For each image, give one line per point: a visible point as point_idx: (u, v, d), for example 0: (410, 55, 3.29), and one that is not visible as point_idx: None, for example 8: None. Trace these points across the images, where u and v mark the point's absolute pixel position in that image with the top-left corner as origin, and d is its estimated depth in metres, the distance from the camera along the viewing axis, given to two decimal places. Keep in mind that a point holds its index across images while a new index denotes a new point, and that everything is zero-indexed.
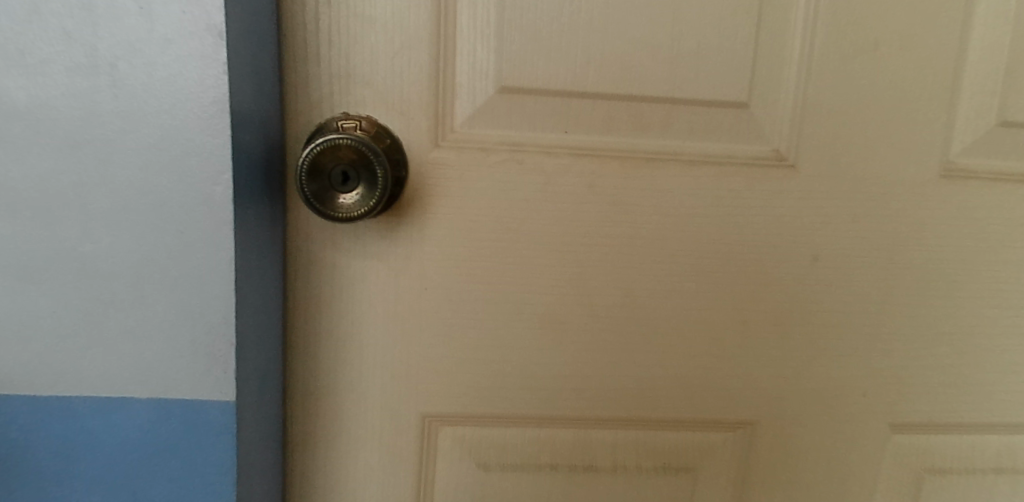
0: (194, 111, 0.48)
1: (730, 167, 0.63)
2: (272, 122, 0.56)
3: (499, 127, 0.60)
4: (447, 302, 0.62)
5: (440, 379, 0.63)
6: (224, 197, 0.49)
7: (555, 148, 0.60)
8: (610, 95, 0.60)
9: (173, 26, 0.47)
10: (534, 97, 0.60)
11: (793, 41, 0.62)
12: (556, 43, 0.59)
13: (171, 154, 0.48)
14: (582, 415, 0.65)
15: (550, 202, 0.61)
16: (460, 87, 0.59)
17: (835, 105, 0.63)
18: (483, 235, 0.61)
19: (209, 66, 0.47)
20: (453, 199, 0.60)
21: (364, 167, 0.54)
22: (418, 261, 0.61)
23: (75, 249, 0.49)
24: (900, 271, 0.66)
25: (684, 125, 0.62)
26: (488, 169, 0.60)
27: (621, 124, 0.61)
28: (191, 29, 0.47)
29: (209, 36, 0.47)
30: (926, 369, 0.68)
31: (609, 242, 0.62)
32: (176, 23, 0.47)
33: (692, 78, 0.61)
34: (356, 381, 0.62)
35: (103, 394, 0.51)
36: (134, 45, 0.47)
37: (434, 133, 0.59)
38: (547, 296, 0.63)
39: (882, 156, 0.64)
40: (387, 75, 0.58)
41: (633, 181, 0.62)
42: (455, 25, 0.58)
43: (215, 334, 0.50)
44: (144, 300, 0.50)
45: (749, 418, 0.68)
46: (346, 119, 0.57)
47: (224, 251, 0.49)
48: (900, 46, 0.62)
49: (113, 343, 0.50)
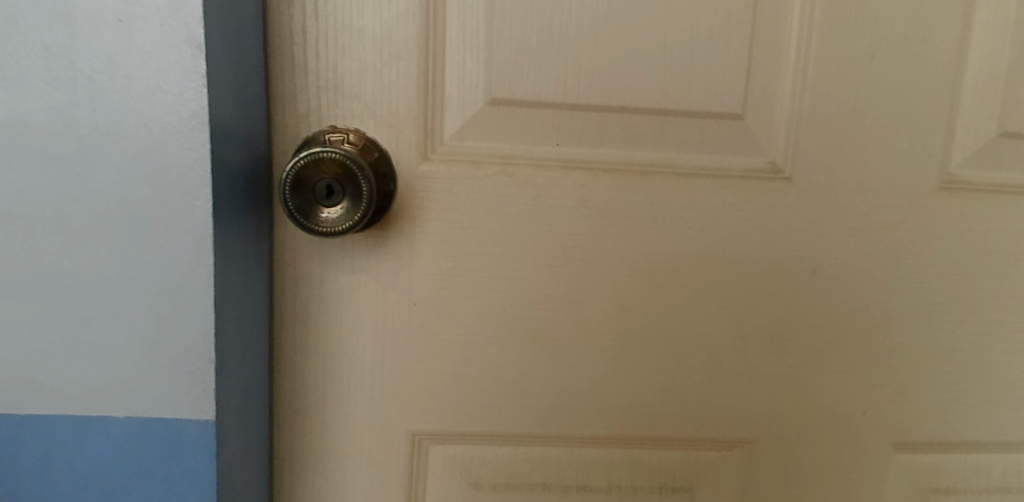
0: (174, 125, 0.47)
1: (725, 179, 0.61)
2: (258, 135, 0.55)
3: (489, 140, 0.59)
4: (437, 317, 0.61)
5: (430, 397, 0.62)
6: (204, 211, 0.48)
7: (546, 161, 0.59)
8: (602, 106, 0.59)
9: (152, 38, 0.47)
10: (524, 109, 0.59)
11: (789, 51, 0.61)
12: (547, 55, 0.58)
13: (150, 168, 0.48)
14: (575, 433, 0.64)
15: (542, 216, 0.60)
16: (450, 99, 0.58)
17: (832, 116, 0.61)
18: (473, 249, 0.60)
19: (188, 78, 0.47)
20: (443, 213, 0.59)
21: (349, 181, 0.54)
22: (408, 276, 0.60)
23: (52, 265, 0.48)
24: (901, 285, 0.64)
25: (678, 137, 0.61)
26: (478, 182, 0.59)
27: (614, 136, 0.60)
28: (171, 40, 0.47)
29: (188, 48, 0.47)
30: (928, 385, 0.66)
31: (602, 257, 0.61)
32: (155, 35, 0.47)
33: (686, 89, 0.60)
34: (344, 398, 0.61)
35: (81, 412, 0.50)
36: (112, 57, 0.47)
37: (423, 146, 0.58)
38: (539, 312, 0.62)
39: (881, 169, 0.63)
40: (376, 87, 0.57)
41: (626, 194, 0.61)
42: (444, 37, 0.57)
43: (195, 352, 0.49)
44: (123, 316, 0.49)
45: (747, 436, 0.66)
46: (334, 132, 0.56)
47: (204, 267, 0.49)
48: (898, 55, 0.61)
49: (90, 361, 0.50)
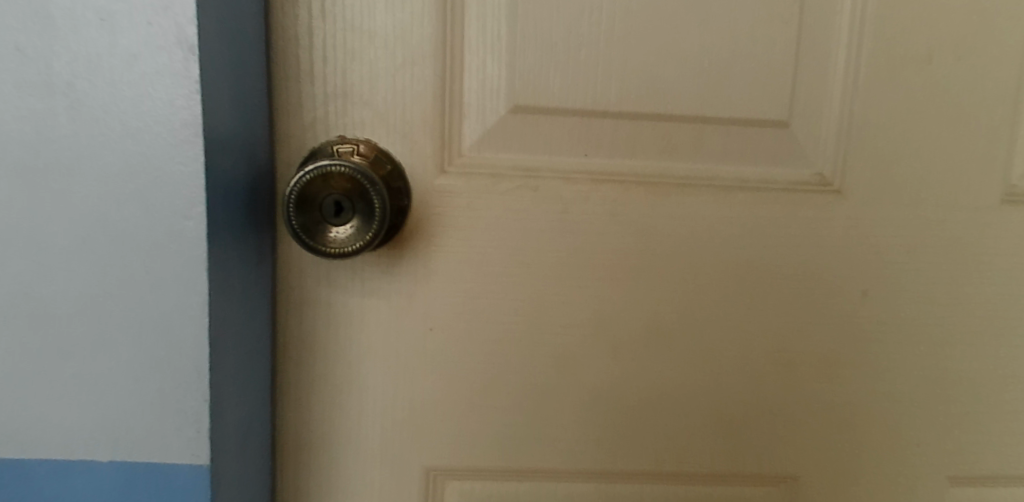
0: (163, 136, 0.43)
1: (769, 192, 0.56)
2: (260, 146, 0.51)
3: (512, 151, 0.54)
4: (454, 344, 0.56)
5: (448, 430, 0.57)
6: (197, 233, 0.43)
7: (574, 173, 0.54)
8: (635, 114, 0.54)
9: (138, 39, 0.42)
10: (550, 117, 0.54)
11: (837, 52, 0.56)
12: (575, 57, 0.53)
13: (137, 184, 0.43)
14: (605, 468, 0.59)
15: (569, 233, 0.55)
16: (469, 107, 0.53)
17: (885, 124, 0.56)
18: (494, 270, 0.55)
19: (179, 83, 0.42)
20: (461, 230, 0.54)
21: (360, 197, 0.49)
22: (423, 300, 0.55)
23: (30, 291, 0.44)
24: (960, 307, 0.59)
25: (718, 147, 0.56)
26: (499, 196, 0.54)
27: (648, 145, 0.55)
28: (159, 41, 0.42)
29: (179, 49, 0.42)
30: (989, 415, 0.61)
31: (634, 278, 0.56)
32: (142, 36, 0.42)
33: (726, 94, 0.55)
34: (354, 431, 0.56)
35: (60, 455, 0.45)
36: (95, 61, 0.42)
37: (439, 157, 0.54)
38: (565, 337, 0.57)
39: (938, 180, 0.57)
40: (388, 94, 0.52)
41: (660, 209, 0.56)
42: (463, 38, 0.53)
43: (187, 388, 0.45)
44: (107, 348, 0.44)
45: (791, 471, 0.61)
46: (342, 144, 0.52)
47: (198, 294, 0.44)
48: (958, 56, 0.56)
49: (70, 398, 0.45)
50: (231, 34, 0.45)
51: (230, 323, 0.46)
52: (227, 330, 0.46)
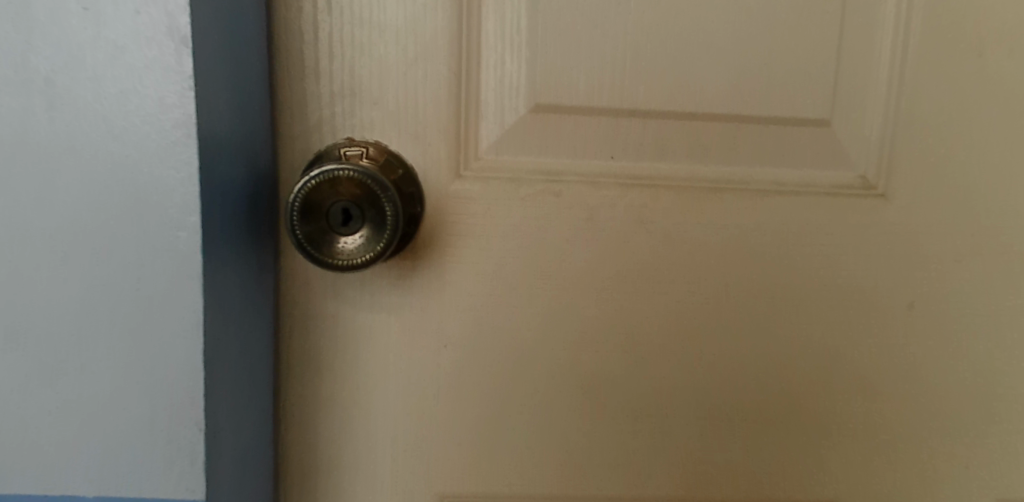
0: (153, 137, 0.39)
1: (809, 196, 0.52)
2: (261, 149, 0.47)
3: (533, 153, 0.50)
4: (471, 361, 0.52)
5: (464, 454, 0.53)
6: (191, 244, 0.40)
7: (600, 177, 0.51)
8: (665, 113, 0.50)
9: (125, 30, 0.38)
10: (574, 116, 0.50)
11: (882, 45, 0.52)
12: (601, 52, 0.49)
13: (123, 191, 0.39)
14: (631, 494, 0.55)
15: (595, 242, 0.51)
16: (487, 106, 0.49)
17: (933, 123, 0.52)
18: (513, 282, 0.51)
19: (170, 79, 0.39)
20: (478, 239, 0.51)
21: (370, 204, 0.45)
22: (436, 314, 0.51)
23: (5, 307, 0.40)
24: (1014, 319, 0.55)
25: (754, 147, 0.52)
26: (519, 202, 0.50)
27: (678, 147, 0.51)
28: (148, 33, 0.38)
29: (170, 41, 0.38)
30: None
31: (664, 290, 0.52)
32: (129, 27, 0.38)
33: (764, 91, 0.51)
34: (363, 456, 0.52)
35: (40, 488, 0.42)
36: (78, 54, 0.39)
37: (454, 160, 0.50)
38: (590, 353, 0.53)
39: (990, 183, 0.53)
40: (399, 92, 0.49)
41: (692, 216, 0.52)
42: (480, 32, 0.49)
43: (179, 415, 0.41)
44: (92, 371, 0.41)
45: (831, 496, 0.56)
46: (350, 146, 0.48)
47: (192, 312, 0.40)
48: (1013, 49, 0.52)
49: (50, 426, 0.41)
50: (228, 27, 0.41)
51: (226, 342, 0.42)
52: (224, 350, 0.42)
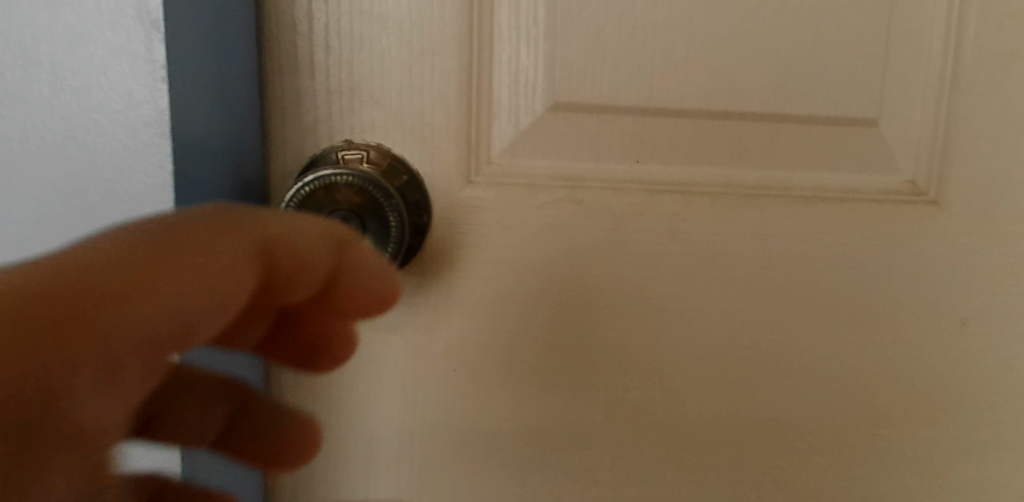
0: (121, 138, 0.35)
1: (854, 203, 0.48)
2: (250, 153, 0.42)
3: (551, 157, 0.46)
4: (482, 387, 0.47)
5: (475, 488, 0.48)
6: None
7: (625, 184, 0.46)
8: (697, 112, 0.46)
9: (90, 11, 0.34)
10: (596, 116, 0.45)
11: (937, 35, 0.47)
12: (626, 46, 0.44)
13: (89, 199, 0.36)
14: None
15: (620, 254, 0.46)
16: (500, 105, 0.45)
17: (991, 123, 0.48)
18: (529, 299, 0.46)
19: (138, 69, 0.34)
20: (490, 251, 0.46)
21: (373, 214, 0.40)
22: (444, 335, 0.46)
23: None
24: None
25: (794, 150, 0.47)
26: (536, 211, 0.45)
27: (712, 149, 0.46)
28: (116, 15, 0.34)
29: (140, 25, 0.34)
30: None
31: (695, 307, 0.47)
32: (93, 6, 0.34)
33: (805, 89, 0.46)
34: (362, 491, 0.48)
35: None
36: (34, 42, 0.34)
37: (465, 164, 0.45)
38: (614, 377, 0.48)
39: None
40: (403, 89, 0.44)
41: (726, 225, 0.47)
42: (492, 23, 0.44)
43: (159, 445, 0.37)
44: None
45: None
46: (348, 149, 0.43)
47: None
48: None
49: None
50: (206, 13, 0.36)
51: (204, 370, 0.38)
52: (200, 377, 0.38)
